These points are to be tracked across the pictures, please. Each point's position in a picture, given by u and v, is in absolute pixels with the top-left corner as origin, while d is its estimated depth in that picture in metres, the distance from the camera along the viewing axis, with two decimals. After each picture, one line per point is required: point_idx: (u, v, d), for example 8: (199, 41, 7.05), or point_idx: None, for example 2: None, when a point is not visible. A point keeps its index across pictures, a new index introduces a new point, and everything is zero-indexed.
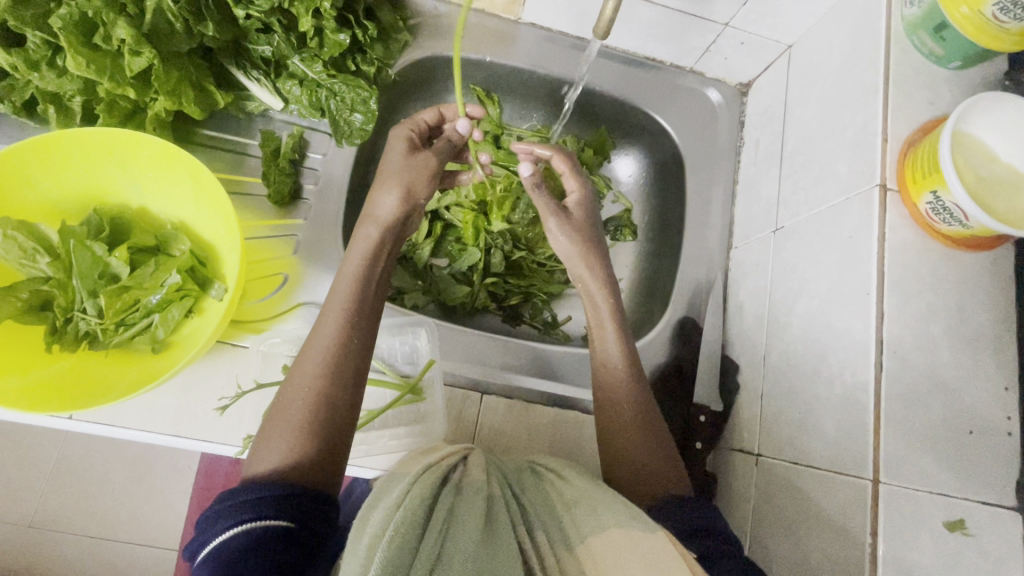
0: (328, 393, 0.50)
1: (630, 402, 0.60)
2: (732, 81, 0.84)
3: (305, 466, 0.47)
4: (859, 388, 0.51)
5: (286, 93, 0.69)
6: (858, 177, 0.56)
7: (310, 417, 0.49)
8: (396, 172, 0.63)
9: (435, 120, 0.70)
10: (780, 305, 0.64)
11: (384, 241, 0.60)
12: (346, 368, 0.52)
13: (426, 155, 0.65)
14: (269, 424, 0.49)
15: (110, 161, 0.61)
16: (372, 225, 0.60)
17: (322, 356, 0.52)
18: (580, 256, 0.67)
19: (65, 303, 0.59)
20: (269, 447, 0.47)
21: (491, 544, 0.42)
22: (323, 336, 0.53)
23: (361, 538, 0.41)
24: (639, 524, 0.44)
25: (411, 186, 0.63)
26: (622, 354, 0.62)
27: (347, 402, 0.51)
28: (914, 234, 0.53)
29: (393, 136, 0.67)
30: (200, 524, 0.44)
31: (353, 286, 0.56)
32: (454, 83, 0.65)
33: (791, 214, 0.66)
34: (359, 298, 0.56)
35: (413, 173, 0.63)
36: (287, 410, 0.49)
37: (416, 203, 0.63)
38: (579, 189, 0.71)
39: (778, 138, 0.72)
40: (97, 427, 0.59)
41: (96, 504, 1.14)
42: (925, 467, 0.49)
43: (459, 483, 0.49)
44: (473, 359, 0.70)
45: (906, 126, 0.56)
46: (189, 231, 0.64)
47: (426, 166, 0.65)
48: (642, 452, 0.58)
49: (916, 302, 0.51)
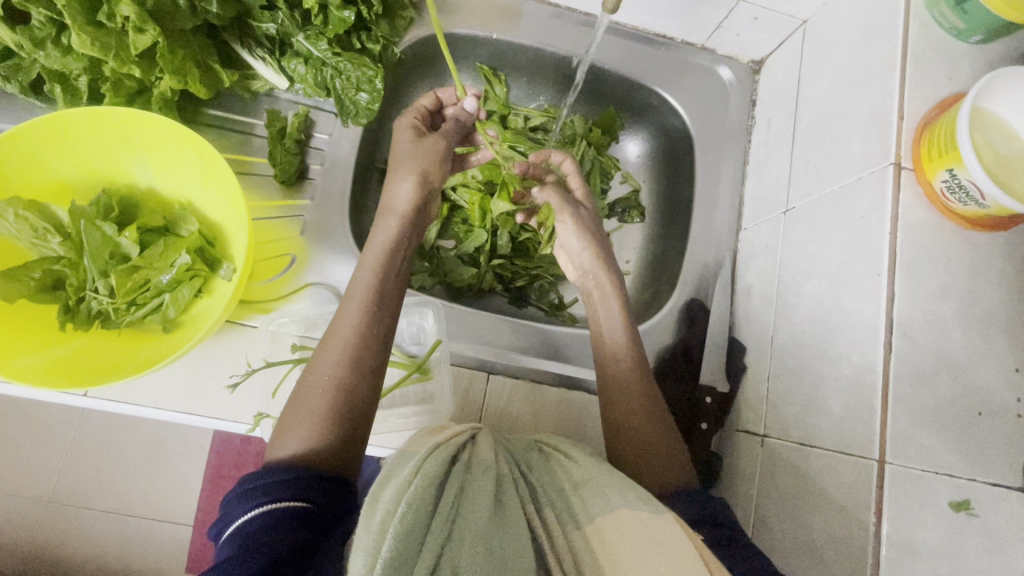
0: (349, 382, 0.51)
1: (633, 385, 0.61)
2: (745, 58, 0.82)
3: (325, 451, 0.47)
4: (867, 369, 0.50)
5: (291, 72, 0.69)
6: (872, 155, 0.55)
7: (331, 407, 0.49)
8: (406, 159, 0.64)
9: (434, 105, 0.75)
10: (788, 287, 0.64)
11: (404, 231, 0.61)
12: (366, 358, 0.52)
13: (434, 138, 0.67)
14: (290, 412, 0.50)
15: (118, 141, 0.61)
16: (390, 217, 0.61)
17: (344, 346, 0.52)
18: (596, 248, 0.70)
19: (77, 282, 0.59)
20: (289, 436, 0.48)
21: (500, 523, 0.43)
22: (344, 326, 0.53)
23: (374, 513, 0.41)
24: (648, 507, 0.45)
25: (425, 170, 0.64)
26: (626, 339, 0.63)
27: (368, 390, 0.52)
28: (927, 214, 0.52)
29: (399, 125, 0.69)
30: (224, 506, 0.44)
31: (373, 277, 0.56)
32: (442, 54, 0.69)
33: (801, 194, 0.65)
34: (379, 288, 0.56)
35: (423, 156, 0.65)
36: (308, 397, 0.50)
37: (431, 186, 0.65)
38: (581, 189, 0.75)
39: (791, 116, 0.71)
40: (111, 403, 0.60)
41: (113, 479, 1.17)
42: (933, 447, 0.48)
43: (469, 461, 0.49)
44: (480, 340, 0.70)
45: (923, 103, 0.54)
46: (197, 212, 0.64)
47: (435, 149, 0.66)
48: (643, 432, 0.59)
49: (927, 283, 0.51)
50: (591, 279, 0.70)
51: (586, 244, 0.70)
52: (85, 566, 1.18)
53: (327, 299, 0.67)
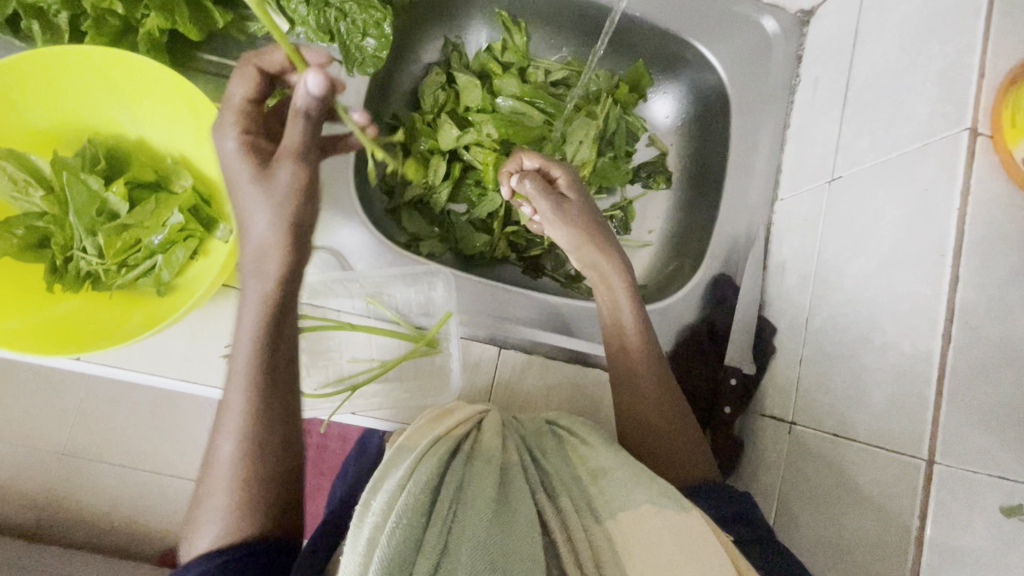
0: (246, 476, 0.43)
1: (644, 363, 0.57)
2: (793, 8, 0.74)
3: (243, 542, 0.42)
4: (920, 360, 0.45)
5: (291, 12, 0.62)
6: (941, 118, 0.48)
7: (235, 501, 0.42)
8: (257, 203, 0.44)
9: (259, 91, 0.50)
10: (829, 265, 0.59)
11: (285, 290, 0.45)
12: (264, 450, 0.43)
13: (282, 159, 0.45)
14: (195, 503, 0.44)
15: (103, 86, 0.56)
16: (260, 279, 0.44)
17: (232, 459, 0.43)
18: (590, 240, 0.61)
19: (64, 241, 0.56)
20: (199, 531, 0.43)
21: (506, 521, 0.40)
22: (226, 439, 0.43)
23: (362, 527, 0.39)
24: (673, 504, 0.42)
25: (288, 211, 0.45)
26: (633, 315, 0.58)
27: (275, 478, 0.44)
28: (1004, 186, 0.45)
29: (218, 147, 0.48)
30: None
31: (252, 351, 0.44)
32: (275, 34, 0.44)
33: (851, 163, 0.59)
34: (264, 363, 0.44)
35: (280, 193, 0.44)
36: (208, 495, 0.43)
37: (303, 232, 0.46)
38: (559, 173, 0.64)
39: (843, 75, 0.64)
40: (106, 369, 0.58)
41: (118, 441, 1.14)
42: (988, 448, 0.43)
43: (472, 453, 0.47)
44: (495, 313, 0.65)
45: (1011, 56, 0.46)
46: (191, 167, 0.59)
47: (291, 181, 0.45)
48: (655, 414, 0.56)
49: (998, 266, 0.44)
50: (596, 273, 0.61)
51: (582, 234, 0.61)
52: (93, 519, 1.15)
53: (332, 264, 0.63)
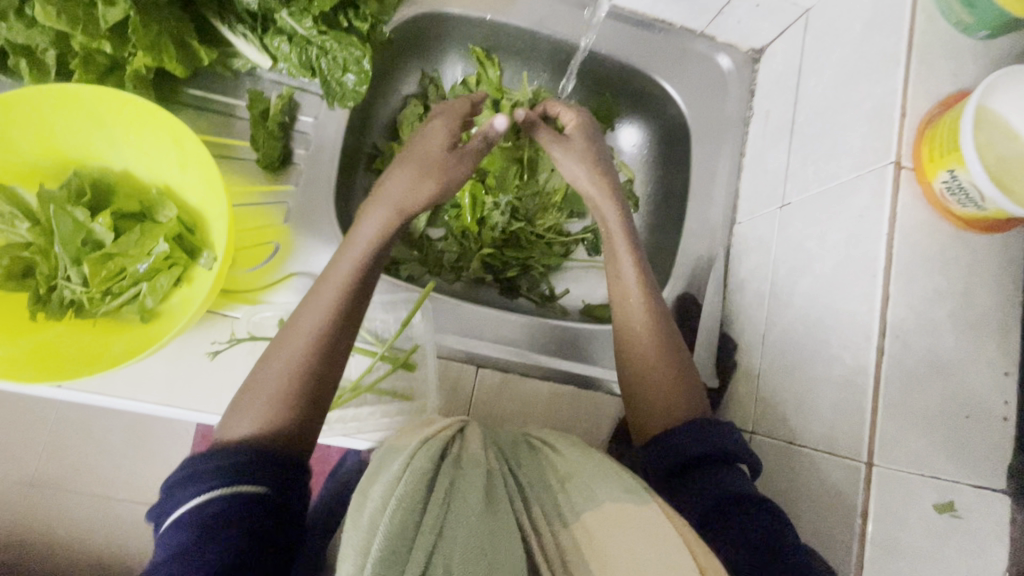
0: (311, 366, 0.51)
1: (646, 332, 0.60)
2: (744, 47, 0.80)
3: (274, 434, 0.48)
4: (859, 371, 0.50)
5: (274, 50, 0.66)
6: (871, 152, 0.54)
7: (286, 393, 0.49)
8: (425, 163, 0.62)
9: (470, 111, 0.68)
10: (782, 283, 0.63)
11: (391, 235, 0.58)
12: (335, 348, 0.52)
13: (456, 157, 0.63)
14: (245, 394, 0.50)
15: (90, 121, 0.58)
16: (389, 211, 0.58)
17: (303, 345, 0.51)
18: (591, 164, 0.68)
19: (49, 270, 0.57)
20: (239, 417, 0.48)
21: (491, 517, 0.43)
22: (308, 323, 0.52)
23: (363, 511, 0.43)
24: (633, 498, 0.45)
25: (441, 191, 0.62)
26: (640, 280, 0.62)
27: (328, 373, 0.52)
28: (925, 215, 0.51)
29: (431, 125, 0.65)
30: (166, 494, 0.45)
31: (355, 262, 0.55)
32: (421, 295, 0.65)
33: (798, 190, 0.64)
34: (362, 279, 0.55)
35: (438, 169, 0.62)
36: (263, 386, 0.49)
37: (407, 222, 0.60)
38: (574, 117, 0.71)
39: (790, 109, 0.70)
40: (86, 395, 0.59)
41: (87, 468, 1.11)
42: (920, 450, 0.48)
43: (458, 457, 0.49)
44: (470, 334, 0.69)
45: (926, 99, 0.53)
46: (176, 197, 0.61)
47: (450, 172, 0.63)
48: (653, 383, 0.58)
49: (922, 285, 0.50)
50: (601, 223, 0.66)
51: (592, 168, 0.68)
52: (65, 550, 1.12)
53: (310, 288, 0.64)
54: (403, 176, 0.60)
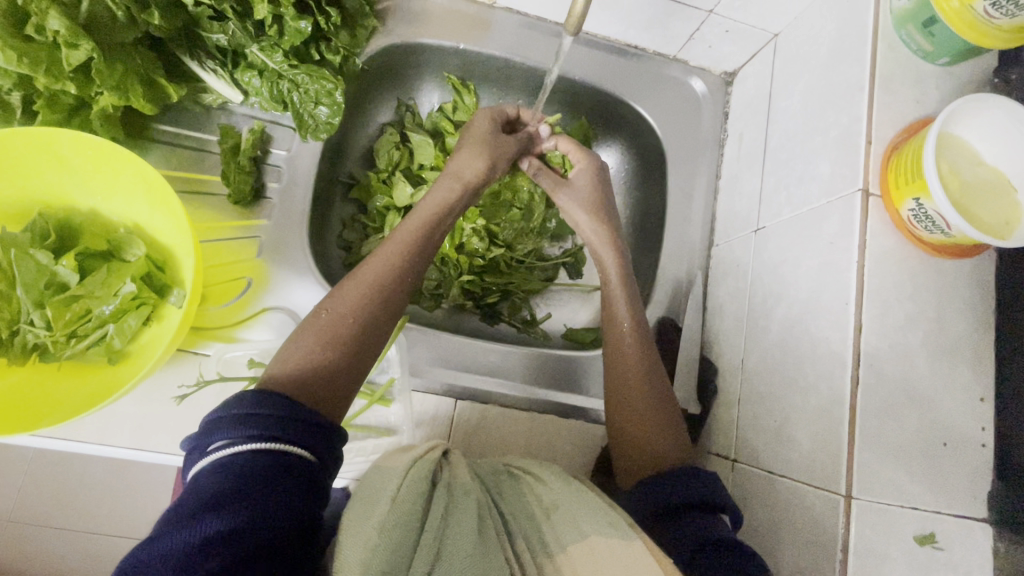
0: (371, 312, 0.52)
1: (633, 363, 0.60)
2: (717, 70, 0.81)
3: (325, 369, 0.48)
4: (835, 401, 0.49)
5: (245, 85, 0.66)
6: (840, 179, 0.54)
7: (344, 330, 0.50)
8: (480, 144, 0.68)
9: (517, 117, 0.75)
10: (759, 308, 0.63)
11: (460, 198, 0.64)
12: (393, 302, 0.54)
13: (507, 140, 0.71)
14: (304, 325, 0.50)
15: (56, 162, 0.57)
16: (454, 182, 0.65)
17: (364, 288, 0.53)
18: (592, 203, 0.72)
19: (10, 316, 0.55)
20: (297, 346, 0.49)
21: (485, 542, 0.43)
22: (376, 267, 0.55)
23: (359, 525, 0.41)
24: (617, 532, 0.44)
25: (495, 159, 0.68)
26: (630, 312, 0.63)
27: (381, 325, 0.53)
28: (894, 241, 0.51)
29: (479, 115, 0.71)
30: (212, 425, 0.42)
31: (422, 222, 0.60)
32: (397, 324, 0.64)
33: (772, 215, 0.64)
34: (421, 244, 0.59)
35: (496, 150, 0.69)
36: (325, 319, 0.50)
37: (468, 187, 0.65)
38: (584, 162, 0.75)
39: (762, 133, 0.70)
40: (54, 442, 0.57)
41: (67, 505, 1.09)
42: (898, 480, 0.48)
43: (448, 485, 0.48)
44: (449, 364, 0.68)
45: (892, 126, 0.53)
46: (145, 235, 0.60)
47: (506, 151, 0.70)
48: (640, 423, 0.58)
49: (894, 312, 0.50)
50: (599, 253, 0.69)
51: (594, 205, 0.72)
52: None
53: (284, 324, 0.63)
54: (465, 155, 0.67)
